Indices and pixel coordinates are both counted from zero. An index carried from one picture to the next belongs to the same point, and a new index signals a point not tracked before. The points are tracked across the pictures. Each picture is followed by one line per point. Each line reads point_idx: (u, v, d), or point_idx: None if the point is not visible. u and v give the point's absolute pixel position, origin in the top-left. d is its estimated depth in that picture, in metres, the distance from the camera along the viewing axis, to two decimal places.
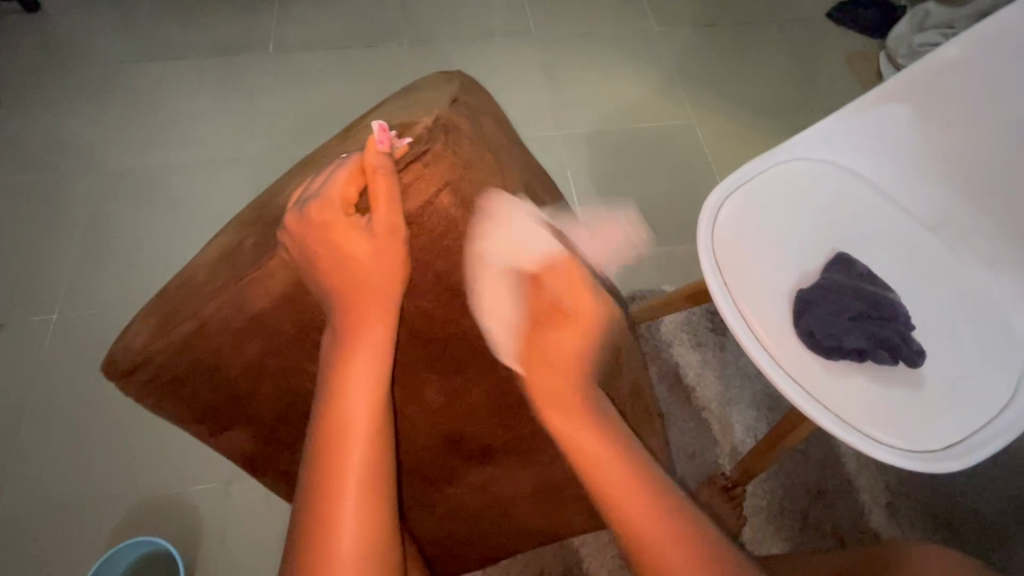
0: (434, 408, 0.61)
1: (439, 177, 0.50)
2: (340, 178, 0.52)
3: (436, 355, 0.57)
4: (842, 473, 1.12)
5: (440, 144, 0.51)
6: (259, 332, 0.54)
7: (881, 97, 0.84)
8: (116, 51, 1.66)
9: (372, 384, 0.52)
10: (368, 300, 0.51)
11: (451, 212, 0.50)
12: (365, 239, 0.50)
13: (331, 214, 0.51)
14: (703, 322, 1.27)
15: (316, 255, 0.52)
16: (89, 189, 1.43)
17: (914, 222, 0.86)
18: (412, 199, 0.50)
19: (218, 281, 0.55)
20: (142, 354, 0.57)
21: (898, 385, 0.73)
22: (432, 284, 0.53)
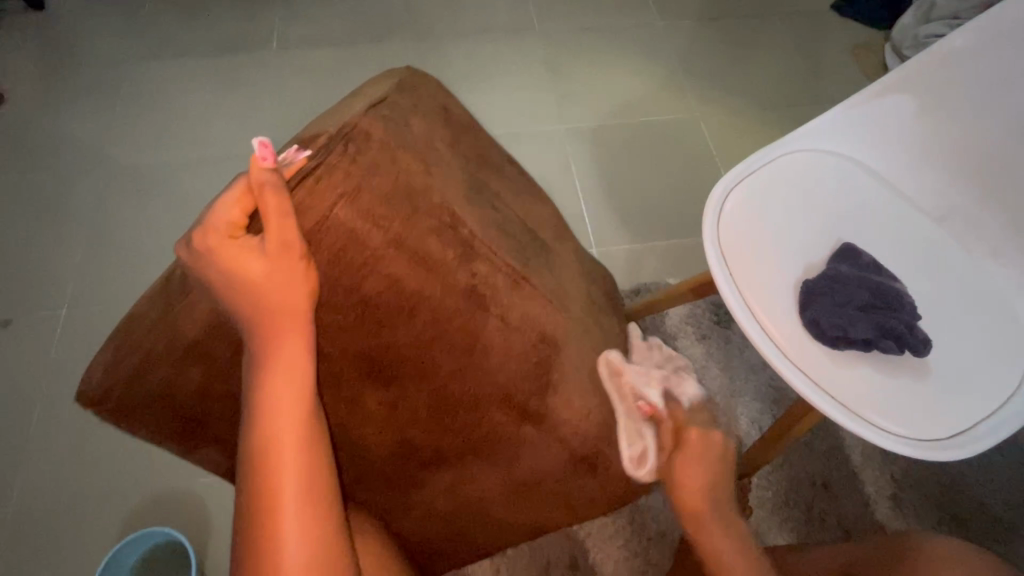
0: (378, 417, 0.61)
1: (333, 188, 0.50)
2: (228, 199, 0.51)
3: (367, 366, 0.57)
4: (847, 465, 1.12)
5: (336, 154, 0.51)
6: (199, 359, 0.55)
7: (886, 88, 0.84)
8: (120, 49, 1.67)
9: (295, 399, 0.51)
10: (273, 317, 0.50)
11: (350, 223, 0.51)
12: (260, 259, 0.49)
13: (218, 238, 0.50)
14: (707, 315, 1.27)
15: (215, 282, 0.51)
16: (96, 186, 1.44)
17: (918, 212, 0.86)
18: (307, 216, 0.50)
19: (154, 312, 0.56)
20: (104, 386, 0.56)
21: (905, 375, 0.73)
22: (345, 299, 0.53)
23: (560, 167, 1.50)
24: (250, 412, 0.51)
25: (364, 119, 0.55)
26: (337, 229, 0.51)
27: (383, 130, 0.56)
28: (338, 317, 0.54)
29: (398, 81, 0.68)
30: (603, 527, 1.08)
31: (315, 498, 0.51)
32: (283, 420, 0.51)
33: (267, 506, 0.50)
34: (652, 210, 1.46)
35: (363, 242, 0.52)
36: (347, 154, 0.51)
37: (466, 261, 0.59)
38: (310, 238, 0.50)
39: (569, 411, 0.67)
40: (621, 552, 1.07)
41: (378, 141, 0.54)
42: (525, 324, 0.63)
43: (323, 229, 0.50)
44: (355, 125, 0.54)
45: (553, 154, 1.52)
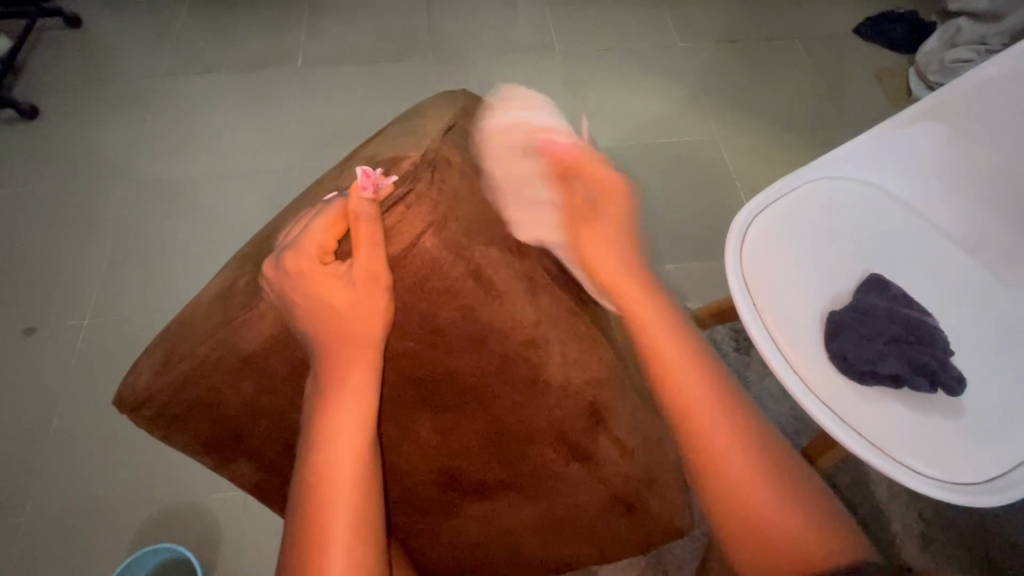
0: (432, 450, 0.60)
1: (419, 218, 0.46)
2: (321, 224, 0.49)
3: (437, 402, 0.55)
4: (872, 500, 1.08)
5: (424, 180, 0.48)
6: (253, 375, 0.54)
7: (917, 114, 0.82)
8: (150, 65, 1.72)
9: (355, 431, 0.50)
10: (347, 350, 0.49)
11: (436, 255, 0.47)
12: (345, 288, 0.47)
13: (308, 263, 0.48)
14: (727, 339, 1.25)
15: (294, 307, 0.49)
16: (122, 198, 1.47)
17: (950, 242, 0.83)
18: (395, 241, 0.47)
19: (211, 322, 0.55)
20: (146, 392, 0.57)
21: (936, 414, 0.70)
22: (414, 337, 0.50)
23: None
24: (306, 445, 0.49)
25: (444, 143, 0.53)
26: (421, 262, 0.47)
27: (460, 158, 0.53)
28: (407, 350, 0.51)
29: (462, 104, 0.66)
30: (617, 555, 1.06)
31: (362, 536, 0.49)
32: (342, 454, 0.49)
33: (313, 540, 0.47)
34: (671, 231, 1.45)
35: (447, 273, 0.47)
36: (432, 176, 0.48)
37: (533, 295, 0.52)
38: (393, 268, 0.47)
39: (617, 454, 0.63)
40: None
41: (457, 171, 0.51)
42: (597, 369, 0.56)
43: (406, 261, 0.47)
44: (438, 147, 0.51)
45: None
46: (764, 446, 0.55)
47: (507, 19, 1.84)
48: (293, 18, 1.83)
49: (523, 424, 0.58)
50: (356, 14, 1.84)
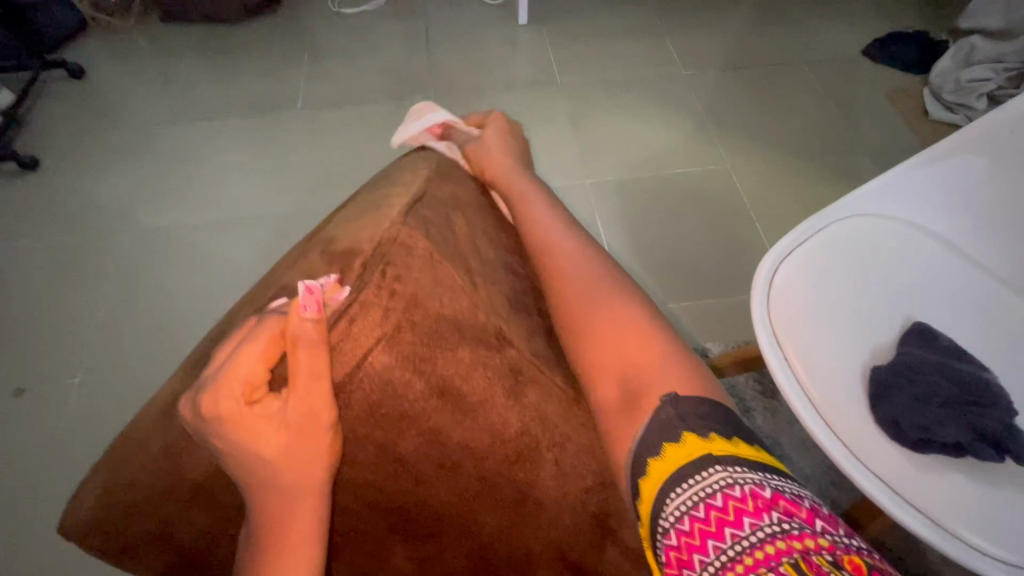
0: (409, 566, 0.59)
1: (367, 333, 0.49)
2: (253, 353, 0.47)
3: (398, 518, 0.56)
4: (923, 562, 0.98)
5: (370, 288, 0.50)
6: (201, 506, 0.53)
7: (951, 149, 0.76)
8: (152, 113, 1.71)
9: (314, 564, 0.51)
10: (300, 482, 0.49)
11: (387, 372, 0.50)
12: (277, 429, 0.47)
13: (235, 404, 0.46)
14: (751, 385, 1.17)
15: (225, 445, 0.47)
16: (120, 249, 1.44)
17: (997, 285, 0.76)
18: (338, 367, 0.49)
19: (154, 448, 0.53)
20: (91, 522, 0.55)
21: (1005, 486, 0.62)
22: (374, 456, 0.52)
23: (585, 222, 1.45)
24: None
25: (403, 233, 0.54)
26: (370, 376, 0.49)
27: (424, 242, 0.54)
28: (368, 473, 0.53)
29: (436, 165, 0.71)
30: None
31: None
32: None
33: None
34: (685, 266, 1.39)
35: (400, 394, 0.50)
36: (387, 271, 0.51)
37: (512, 392, 0.54)
38: (340, 393, 0.49)
39: (619, 553, 0.62)
40: None
41: (415, 259, 0.52)
42: (580, 464, 0.57)
43: (354, 382, 0.49)
44: (386, 251, 0.52)
45: (577, 209, 1.47)
46: (668, 343, 0.53)
47: (508, 54, 1.82)
48: (294, 61, 1.83)
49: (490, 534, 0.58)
50: (357, 55, 1.84)
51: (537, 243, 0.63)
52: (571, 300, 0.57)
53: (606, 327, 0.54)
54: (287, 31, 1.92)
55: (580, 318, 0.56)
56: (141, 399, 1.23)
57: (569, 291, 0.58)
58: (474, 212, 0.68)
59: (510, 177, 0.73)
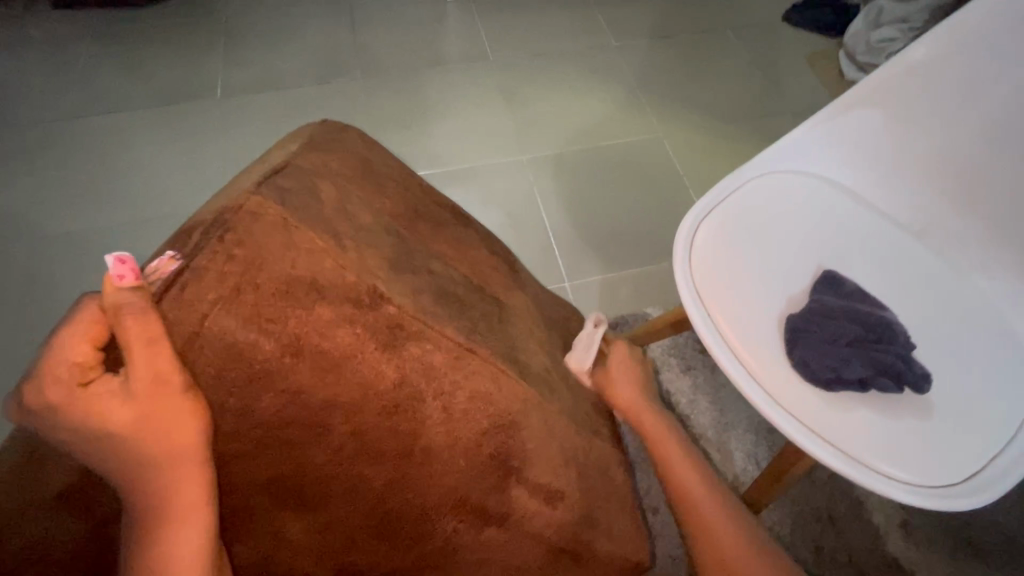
0: (309, 544, 0.56)
1: (205, 296, 0.48)
2: (75, 336, 0.44)
3: (282, 490, 0.53)
4: (851, 495, 1.06)
5: (206, 255, 0.49)
6: (72, 512, 0.52)
7: (851, 103, 0.80)
8: (49, 109, 1.57)
9: (200, 555, 0.47)
10: (156, 464, 0.46)
11: (230, 333, 0.49)
12: (124, 407, 0.44)
13: (67, 390, 0.43)
14: (690, 344, 1.21)
15: (66, 436, 0.45)
16: (25, 260, 1.34)
17: (899, 230, 0.81)
18: (179, 335, 0.47)
19: (21, 464, 0.54)
20: None
21: (907, 414, 0.67)
22: (240, 422, 0.50)
23: (524, 199, 1.45)
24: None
25: (254, 193, 0.53)
26: (214, 333, 0.48)
27: (276, 209, 0.52)
28: (236, 445, 0.51)
29: (311, 137, 0.69)
30: None
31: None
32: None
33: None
34: (624, 237, 1.41)
35: (252, 351, 0.49)
36: (237, 241, 0.50)
37: (388, 346, 0.54)
38: (187, 356, 0.48)
39: (540, 503, 0.61)
40: None
41: (262, 229, 0.51)
42: (471, 409, 0.57)
43: (198, 347, 0.48)
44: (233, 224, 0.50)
45: (516, 186, 1.46)
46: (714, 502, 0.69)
47: (437, 31, 1.77)
48: (208, 46, 1.71)
49: (382, 492, 0.55)
50: (276, 37, 1.74)
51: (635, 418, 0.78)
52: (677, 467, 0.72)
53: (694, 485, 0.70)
54: (196, 13, 1.79)
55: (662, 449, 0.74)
56: None
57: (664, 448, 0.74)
58: (354, 184, 0.66)
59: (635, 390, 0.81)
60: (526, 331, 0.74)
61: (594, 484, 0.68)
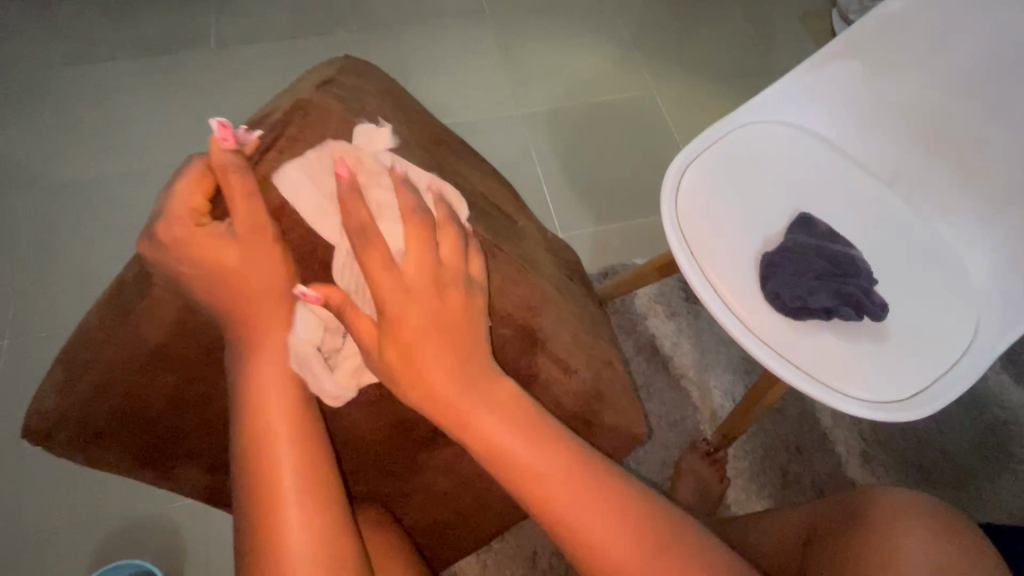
0: (369, 399, 0.61)
1: (295, 163, 0.54)
2: (188, 185, 0.53)
3: (357, 342, 0.58)
4: (818, 428, 1.16)
5: (294, 127, 0.57)
6: (167, 364, 0.58)
7: (831, 55, 0.84)
8: (41, 55, 1.56)
9: (283, 374, 0.54)
10: (255, 295, 0.53)
11: (319, 190, 0.54)
12: (231, 246, 0.52)
13: (191, 227, 0.52)
14: (676, 291, 1.28)
15: (188, 272, 0.53)
16: (28, 206, 1.36)
17: (869, 177, 0.86)
18: (274, 192, 0.54)
19: (110, 326, 0.58)
20: (58, 414, 0.60)
21: (863, 339, 0.75)
22: (321, 272, 0.56)
23: (520, 153, 1.48)
24: (241, 396, 0.53)
25: (318, 95, 0.60)
26: (281, 189, 0.54)
27: (337, 107, 0.59)
28: (320, 291, 0.55)
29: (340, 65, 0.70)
30: None
31: (319, 498, 0.51)
32: (274, 407, 0.52)
33: (268, 497, 0.50)
34: (616, 191, 1.46)
35: (334, 205, 0.53)
36: (303, 123, 0.57)
37: (446, 215, 0.56)
38: (281, 211, 0.54)
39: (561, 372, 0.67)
40: None
41: (330, 118, 0.58)
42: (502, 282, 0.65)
43: (292, 202, 0.54)
44: (297, 108, 0.58)
45: (511, 140, 1.49)
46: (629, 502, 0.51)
47: None
48: None
49: None
50: None
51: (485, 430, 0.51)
52: (560, 503, 0.50)
53: (603, 524, 0.50)
54: None
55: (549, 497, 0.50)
56: None
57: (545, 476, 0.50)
58: (384, 104, 0.70)
59: (420, 306, 0.50)
60: (535, 244, 0.81)
61: (601, 365, 0.74)
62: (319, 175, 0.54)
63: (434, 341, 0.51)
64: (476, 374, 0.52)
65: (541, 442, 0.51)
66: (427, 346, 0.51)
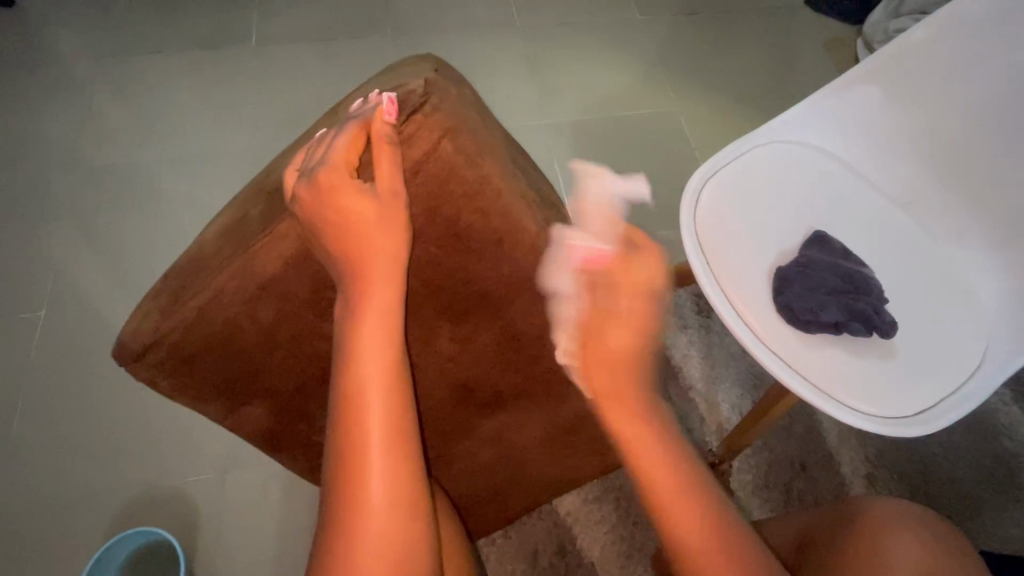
0: (447, 357, 0.61)
1: (436, 130, 0.49)
2: (343, 144, 0.52)
3: (447, 304, 0.56)
4: (823, 447, 1.17)
5: (438, 95, 0.50)
6: (272, 299, 0.54)
7: (852, 80, 0.87)
8: (92, 45, 1.63)
9: (382, 344, 0.52)
10: (373, 260, 0.51)
11: (456, 159, 0.49)
12: (369, 204, 0.49)
13: (340, 178, 0.51)
14: (689, 304, 1.30)
15: (319, 219, 0.50)
16: (71, 186, 1.42)
17: (885, 199, 0.89)
18: (417, 146, 0.49)
19: (227, 252, 0.54)
20: (153, 334, 0.56)
21: (871, 356, 0.77)
22: (439, 234, 0.52)
23: (542, 162, 1.52)
24: (342, 360, 0.52)
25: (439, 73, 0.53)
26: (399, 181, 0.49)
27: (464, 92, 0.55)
28: (432, 250, 0.53)
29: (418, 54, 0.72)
30: (590, 512, 1.09)
31: (403, 466, 0.51)
32: (375, 373, 0.52)
33: (355, 462, 0.50)
34: (635, 203, 1.49)
35: (468, 178, 0.50)
36: (442, 98, 0.50)
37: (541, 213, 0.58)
38: (417, 172, 0.49)
39: None
40: (609, 536, 1.08)
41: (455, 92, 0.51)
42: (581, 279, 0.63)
43: (428, 168, 0.49)
44: (425, 84, 0.50)
45: (535, 149, 1.54)
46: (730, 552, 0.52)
47: None
48: None
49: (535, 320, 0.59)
50: None
51: (609, 417, 0.57)
52: (672, 510, 0.54)
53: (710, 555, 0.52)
54: None
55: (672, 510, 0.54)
56: (108, 330, 1.26)
57: (641, 442, 0.56)
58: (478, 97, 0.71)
59: (649, 428, 0.56)
60: None
61: None
62: (444, 172, 0.49)
63: (602, 373, 0.57)
64: (633, 392, 0.57)
65: (673, 468, 0.55)
66: (608, 373, 0.57)
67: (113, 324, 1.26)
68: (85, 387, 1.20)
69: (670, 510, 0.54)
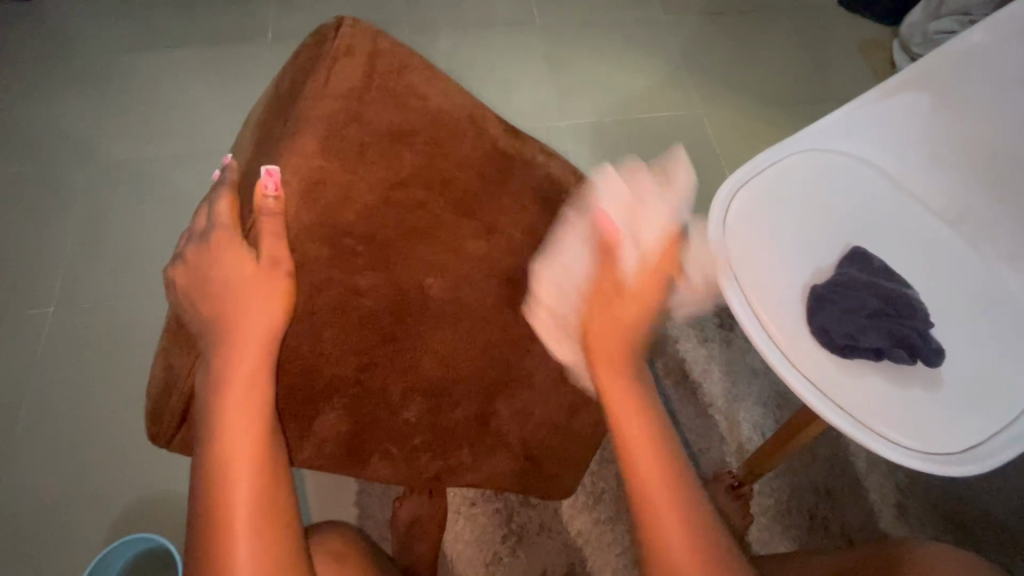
0: (444, 303, 0.72)
1: (327, 107, 0.65)
2: (224, 209, 0.65)
3: (426, 254, 0.70)
4: (851, 472, 1.10)
5: (312, 86, 0.66)
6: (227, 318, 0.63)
7: (896, 86, 0.82)
8: (109, 40, 1.63)
9: (251, 372, 0.60)
10: (244, 325, 0.61)
11: (337, 109, 0.66)
12: (251, 262, 0.62)
13: (228, 236, 0.63)
14: (710, 317, 1.24)
15: (217, 276, 0.63)
16: (84, 180, 1.41)
17: (933, 216, 0.83)
18: (313, 112, 0.65)
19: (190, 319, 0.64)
20: (167, 416, 0.68)
21: (915, 385, 0.71)
22: (378, 194, 0.68)
23: None
24: (211, 410, 0.58)
25: (295, 75, 0.69)
26: (314, 125, 0.64)
27: (304, 61, 0.69)
28: (372, 207, 0.67)
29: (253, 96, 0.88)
30: (601, 533, 1.05)
31: (267, 502, 0.55)
32: (241, 429, 0.57)
33: (229, 499, 0.54)
34: None
35: (374, 138, 0.67)
36: (329, 65, 0.66)
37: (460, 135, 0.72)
38: (324, 145, 0.65)
39: None
40: (620, 560, 1.03)
41: (305, 71, 0.67)
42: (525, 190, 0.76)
43: (328, 140, 0.65)
44: (335, 32, 0.68)
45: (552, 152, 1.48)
46: (689, 488, 0.61)
47: None
48: None
49: (488, 258, 0.74)
50: None
51: (606, 380, 0.67)
52: (647, 483, 0.60)
53: (678, 526, 0.58)
54: None
55: (644, 480, 0.60)
56: (115, 328, 1.24)
57: (637, 441, 0.63)
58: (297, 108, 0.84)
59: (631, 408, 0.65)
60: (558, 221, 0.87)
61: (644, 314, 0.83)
62: (355, 93, 0.67)
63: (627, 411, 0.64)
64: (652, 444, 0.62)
65: (666, 468, 0.61)
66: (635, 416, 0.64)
67: (121, 321, 1.25)
68: (92, 385, 1.19)
69: (644, 491, 0.60)
